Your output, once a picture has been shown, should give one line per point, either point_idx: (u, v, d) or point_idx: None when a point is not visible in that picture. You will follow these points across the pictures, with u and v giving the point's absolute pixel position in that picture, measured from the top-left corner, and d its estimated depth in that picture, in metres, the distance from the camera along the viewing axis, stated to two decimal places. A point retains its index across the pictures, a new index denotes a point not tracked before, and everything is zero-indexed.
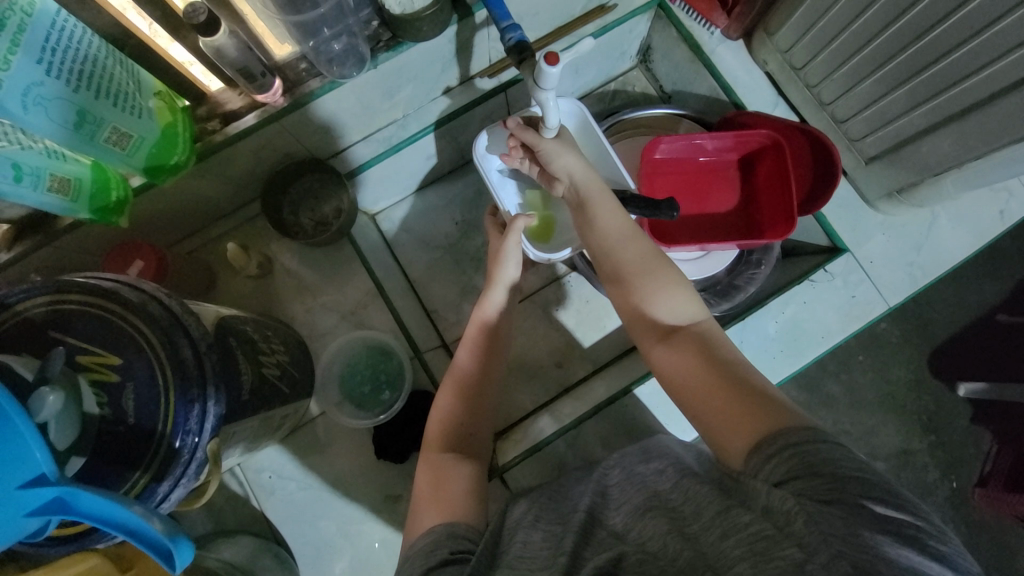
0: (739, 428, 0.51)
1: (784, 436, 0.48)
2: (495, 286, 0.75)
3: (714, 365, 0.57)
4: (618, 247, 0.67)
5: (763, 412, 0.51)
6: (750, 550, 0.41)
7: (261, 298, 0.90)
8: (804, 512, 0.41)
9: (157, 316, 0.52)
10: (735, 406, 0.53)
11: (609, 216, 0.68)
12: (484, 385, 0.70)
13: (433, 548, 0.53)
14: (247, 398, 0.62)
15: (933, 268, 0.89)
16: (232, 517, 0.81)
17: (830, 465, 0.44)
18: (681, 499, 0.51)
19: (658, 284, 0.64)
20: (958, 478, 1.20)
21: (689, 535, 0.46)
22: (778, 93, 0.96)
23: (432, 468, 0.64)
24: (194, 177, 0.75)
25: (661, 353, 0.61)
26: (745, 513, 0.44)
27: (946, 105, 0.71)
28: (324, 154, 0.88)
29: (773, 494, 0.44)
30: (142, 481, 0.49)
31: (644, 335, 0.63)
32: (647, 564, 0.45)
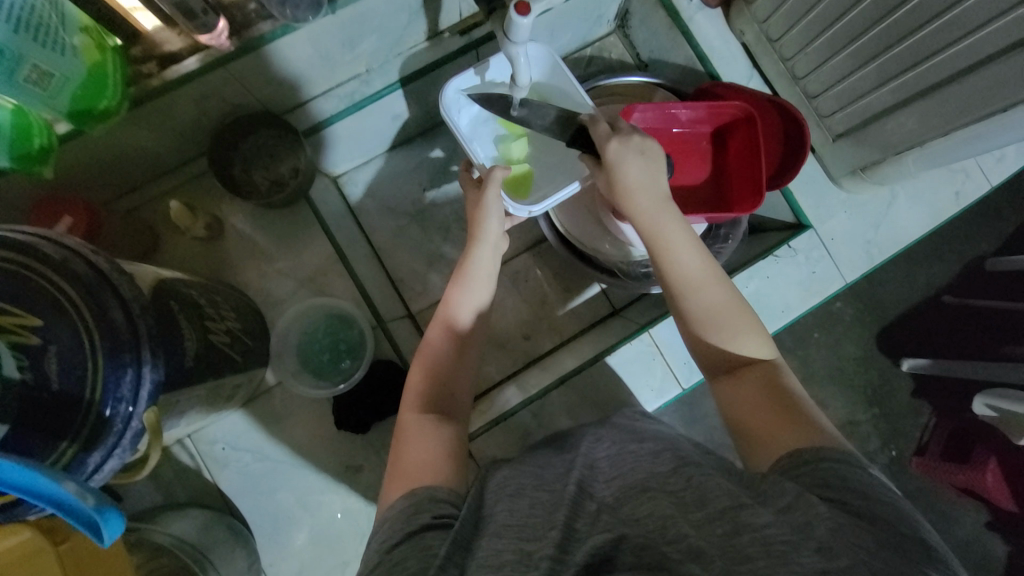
0: (780, 445, 0.54)
1: (822, 454, 0.50)
2: (480, 243, 0.73)
3: (780, 401, 0.58)
4: (698, 283, 0.63)
5: (807, 432, 0.54)
6: (768, 552, 0.40)
7: (210, 261, 0.84)
8: (827, 522, 0.43)
9: (81, 274, 0.47)
10: (783, 428, 0.55)
11: (690, 253, 0.64)
12: (463, 358, 0.69)
13: (414, 511, 0.52)
14: (191, 365, 0.59)
15: (889, 246, 0.92)
16: (183, 490, 0.78)
17: (846, 484, 0.47)
18: (680, 482, 0.50)
19: (728, 316, 0.63)
20: (897, 446, 1.28)
21: (691, 521, 0.45)
22: (753, 66, 0.95)
23: (414, 432, 0.62)
24: (129, 125, 0.69)
25: (723, 385, 0.62)
26: (758, 514, 0.44)
27: (915, 81, 0.72)
28: (279, 108, 0.81)
29: (800, 500, 0.45)
30: (69, 451, 0.46)
31: (704, 360, 0.64)
32: (649, 550, 0.43)
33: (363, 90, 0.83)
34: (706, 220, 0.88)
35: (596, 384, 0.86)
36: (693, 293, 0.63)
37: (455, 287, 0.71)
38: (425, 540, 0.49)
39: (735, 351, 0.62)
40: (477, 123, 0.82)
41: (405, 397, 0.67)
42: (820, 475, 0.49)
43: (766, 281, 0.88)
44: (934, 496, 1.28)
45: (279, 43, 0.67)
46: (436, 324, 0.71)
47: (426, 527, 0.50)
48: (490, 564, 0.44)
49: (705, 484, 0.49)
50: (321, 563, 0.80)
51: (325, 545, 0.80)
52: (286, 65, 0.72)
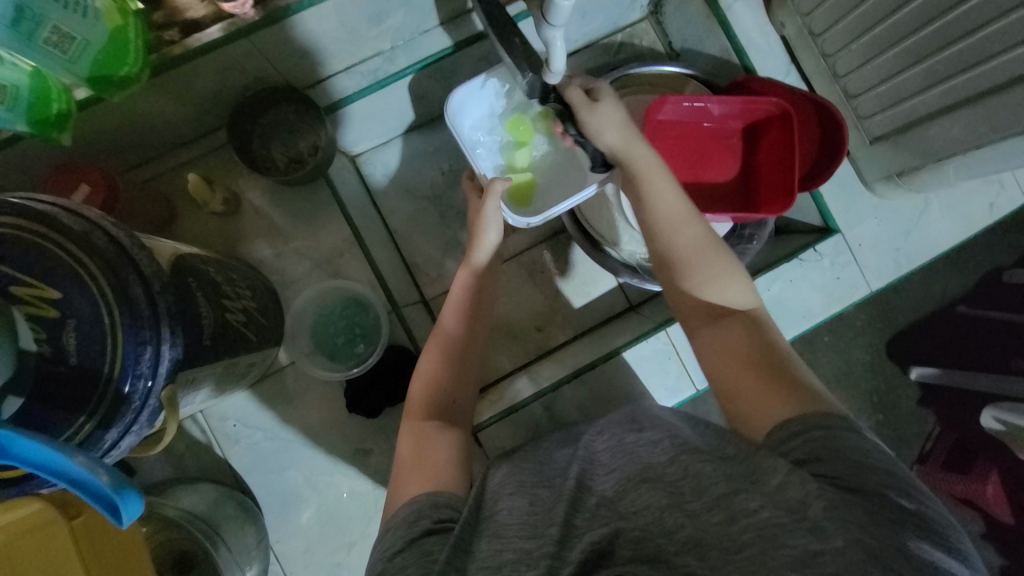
0: (770, 408, 0.52)
1: (814, 421, 0.48)
2: (478, 250, 0.73)
3: (758, 349, 0.56)
4: (674, 228, 0.63)
5: (796, 392, 0.52)
6: (758, 535, 0.40)
7: (225, 237, 0.83)
8: (824, 498, 0.41)
9: (103, 248, 0.46)
10: (769, 387, 0.53)
11: (666, 197, 0.65)
12: (464, 344, 0.69)
13: (416, 517, 0.51)
14: (208, 344, 0.58)
15: (918, 255, 0.89)
16: (195, 464, 0.79)
17: (839, 454, 0.45)
18: (678, 472, 0.48)
19: (715, 269, 0.62)
20: (901, 454, 1.27)
21: (688, 512, 0.44)
22: (791, 61, 0.92)
23: (414, 437, 0.62)
24: (149, 93, 0.67)
25: (707, 340, 0.59)
26: (752, 499, 0.43)
27: (964, 86, 0.69)
28: (301, 83, 0.79)
29: (790, 475, 0.43)
30: (86, 428, 0.45)
31: (687, 319, 0.62)
32: (644, 541, 0.43)
33: (387, 67, 0.81)
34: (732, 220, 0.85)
35: (610, 380, 0.85)
36: (678, 246, 0.63)
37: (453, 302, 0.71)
38: (428, 544, 0.49)
39: (720, 304, 0.60)
40: (479, 134, 0.86)
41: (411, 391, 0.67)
42: (810, 447, 0.46)
43: (789, 285, 0.86)
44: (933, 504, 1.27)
45: (302, 15, 0.65)
46: (452, 303, 0.71)
47: (431, 531, 0.50)
48: (490, 565, 0.45)
49: (701, 471, 0.47)
50: (327, 542, 0.81)
51: (332, 524, 0.81)
52: (313, 39, 0.70)
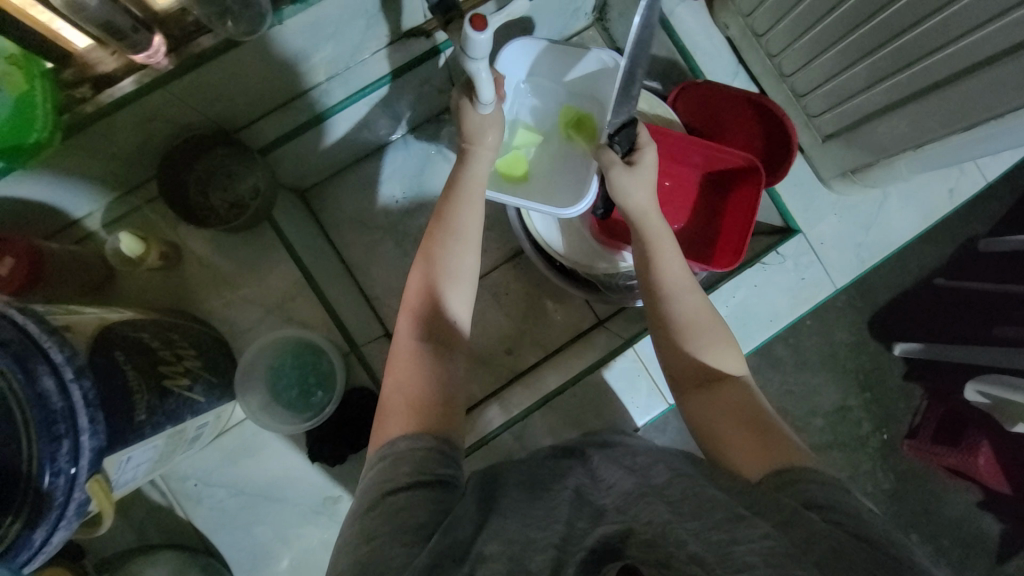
0: (759, 462, 0.52)
1: (808, 474, 0.49)
2: (474, 158, 0.69)
3: (750, 420, 0.56)
4: (676, 295, 0.63)
5: (788, 450, 0.53)
6: (767, 561, 0.37)
7: (171, 291, 0.80)
8: (828, 541, 0.40)
9: (8, 338, 0.44)
10: (757, 443, 0.54)
11: (671, 261, 0.65)
12: (460, 255, 0.64)
13: (419, 463, 0.51)
14: (143, 419, 0.55)
15: (880, 249, 0.88)
16: (158, 528, 0.76)
17: (833, 506, 0.45)
18: (677, 492, 0.46)
19: (711, 336, 0.62)
20: (888, 430, 1.27)
21: (690, 530, 0.41)
22: (738, 62, 0.90)
23: (412, 364, 0.60)
24: (64, 154, 0.63)
25: (698, 403, 0.59)
26: (757, 525, 0.40)
27: (909, 82, 0.68)
28: (234, 125, 0.76)
29: (799, 514, 0.43)
30: (14, 527, 0.43)
31: (679, 380, 0.62)
32: (658, 545, 0.41)
33: (324, 101, 0.78)
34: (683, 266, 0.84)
35: (583, 399, 0.84)
36: (676, 312, 0.63)
37: (445, 215, 0.66)
38: (433, 493, 0.49)
39: (712, 369, 0.61)
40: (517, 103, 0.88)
41: (405, 300, 0.64)
42: (804, 498, 0.47)
43: (754, 290, 0.85)
44: (925, 477, 1.27)
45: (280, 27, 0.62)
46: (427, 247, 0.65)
47: (431, 482, 0.50)
48: (501, 536, 0.43)
49: (700, 493, 0.45)
50: None
51: (309, 575, 0.79)
52: (237, 82, 0.68)
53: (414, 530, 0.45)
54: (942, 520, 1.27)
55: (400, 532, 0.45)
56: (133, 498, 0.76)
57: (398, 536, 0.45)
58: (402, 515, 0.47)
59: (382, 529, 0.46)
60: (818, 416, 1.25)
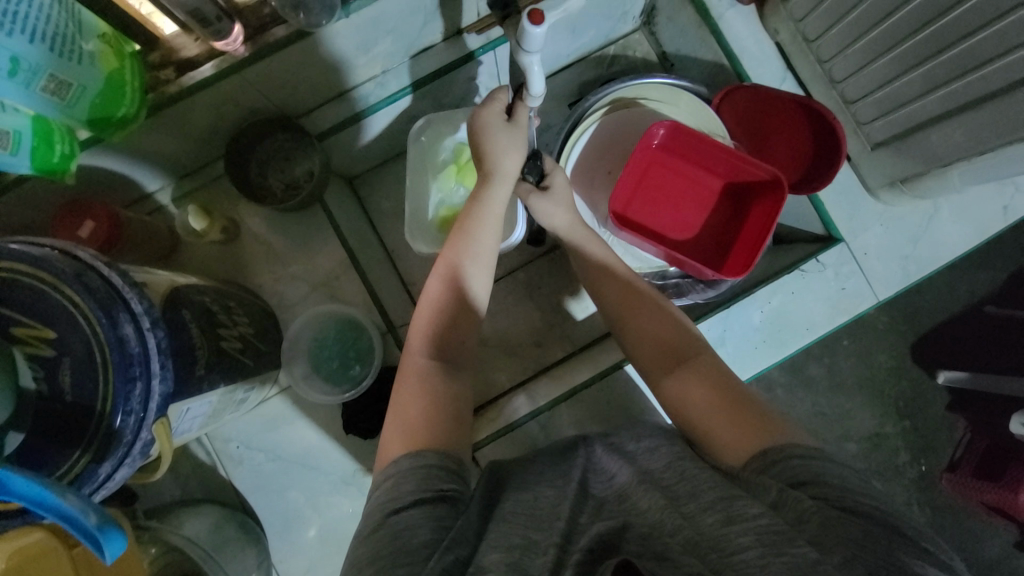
0: (747, 445, 0.52)
1: (793, 450, 0.49)
2: (497, 178, 0.67)
3: (728, 392, 0.57)
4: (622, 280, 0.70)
5: (768, 426, 0.53)
6: (760, 539, 0.40)
7: (226, 263, 0.85)
8: (816, 515, 0.42)
9: (93, 288, 0.48)
10: (738, 419, 0.54)
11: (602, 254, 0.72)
12: (471, 268, 0.66)
13: (424, 480, 0.51)
14: (202, 373, 0.60)
15: (927, 263, 0.86)
16: (200, 485, 0.81)
17: (818, 479, 0.46)
18: (674, 477, 0.50)
19: (669, 320, 0.66)
20: (927, 462, 1.21)
21: (685, 514, 0.45)
22: (787, 67, 0.90)
23: (415, 383, 0.61)
24: (146, 130, 0.69)
25: (671, 385, 0.60)
26: (751, 505, 0.43)
27: (964, 91, 0.67)
28: (294, 112, 0.81)
29: (785, 493, 0.45)
30: (82, 461, 0.47)
31: (655, 367, 0.63)
32: (652, 538, 0.44)
33: (378, 92, 0.82)
34: (686, 267, 0.82)
35: (609, 395, 0.85)
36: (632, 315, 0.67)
37: (458, 236, 0.67)
38: (436, 511, 0.49)
39: (683, 347, 0.63)
40: None
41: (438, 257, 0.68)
42: (790, 476, 0.47)
43: (791, 297, 0.84)
44: (964, 514, 1.20)
45: (332, 25, 0.66)
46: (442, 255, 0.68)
47: (434, 498, 0.50)
48: (501, 544, 0.46)
49: (701, 478, 0.49)
50: (327, 561, 0.82)
51: (335, 543, 0.82)
52: (302, 71, 0.72)
53: (416, 550, 0.45)
54: (979, 559, 1.20)
55: (400, 554, 0.45)
56: (180, 456, 0.81)
57: (400, 556, 0.45)
58: (404, 536, 0.46)
59: (386, 550, 0.46)
60: (852, 440, 1.20)
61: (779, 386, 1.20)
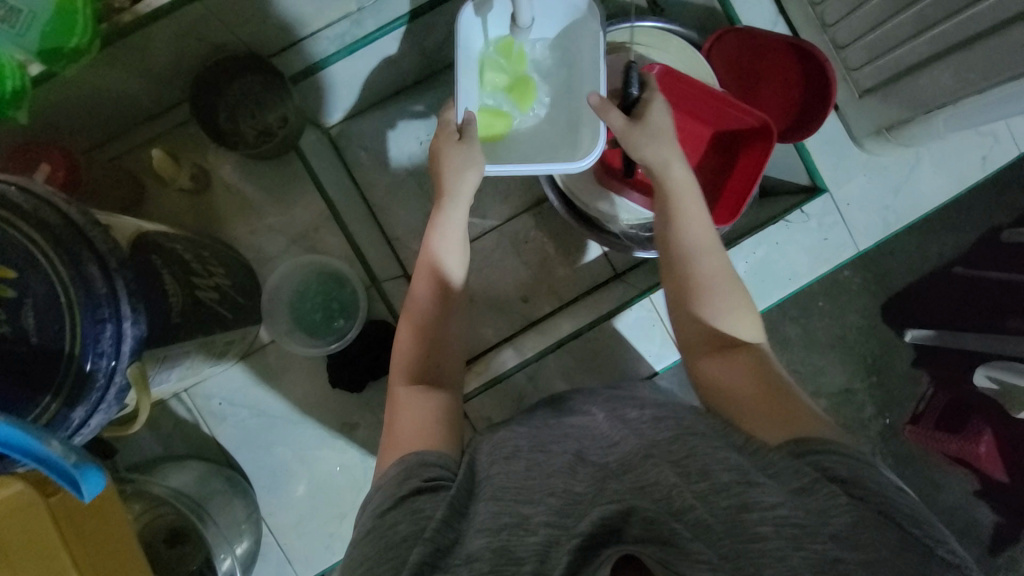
0: (779, 431, 0.51)
1: (830, 445, 0.47)
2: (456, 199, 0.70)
3: (769, 380, 0.57)
4: (696, 258, 0.65)
5: (802, 416, 0.52)
6: (780, 532, 0.39)
7: (197, 215, 0.81)
8: (848, 514, 0.41)
9: (53, 224, 0.45)
10: (777, 408, 0.53)
11: (696, 226, 0.66)
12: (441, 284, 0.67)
13: (403, 477, 0.51)
14: (177, 322, 0.57)
15: (907, 213, 0.87)
16: (183, 443, 0.79)
17: (858, 480, 0.44)
18: (683, 451, 0.49)
19: (731, 299, 0.63)
20: (893, 416, 1.26)
21: (694, 494, 0.43)
22: (779, 12, 0.88)
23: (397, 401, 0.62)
24: (101, 65, 0.63)
25: (709, 367, 0.60)
26: (768, 495, 0.42)
27: (954, 32, 0.66)
28: (265, 50, 0.75)
29: (819, 483, 0.43)
30: (53, 406, 0.45)
31: (696, 346, 0.63)
32: (657, 523, 0.41)
33: (354, 31, 0.76)
34: None
35: (597, 348, 0.86)
36: (699, 276, 0.64)
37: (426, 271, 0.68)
38: (418, 503, 0.49)
39: (732, 335, 0.62)
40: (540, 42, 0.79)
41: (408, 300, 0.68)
42: (825, 468, 0.45)
43: (776, 247, 0.85)
44: (924, 463, 1.27)
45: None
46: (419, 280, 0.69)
47: (417, 492, 0.50)
48: (488, 529, 0.44)
49: (709, 454, 0.48)
50: (318, 514, 0.82)
51: (324, 497, 0.82)
52: (274, 3, 0.67)
53: (401, 542, 0.45)
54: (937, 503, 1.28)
55: (388, 547, 0.45)
56: (160, 414, 0.79)
57: (387, 553, 0.45)
58: (390, 534, 0.46)
59: (376, 546, 0.46)
60: (824, 396, 1.25)
61: None
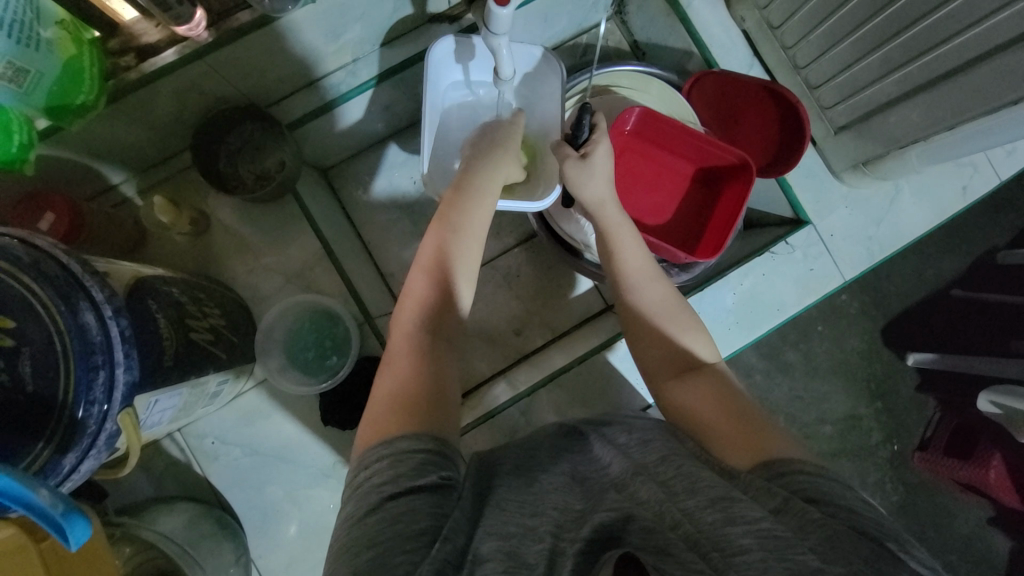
0: (748, 455, 0.51)
1: (796, 466, 0.48)
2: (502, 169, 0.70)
3: (725, 403, 0.57)
4: (637, 287, 0.67)
5: (767, 440, 0.52)
6: (762, 545, 0.39)
7: (197, 256, 0.84)
8: (822, 530, 0.40)
9: (51, 275, 0.47)
10: (742, 430, 0.54)
11: (632, 254, 0.69)
12: (467, 251, 0.64)
13: (418, 469, 0.48)
14: (171, 365, 0.59)
15: (890, 243, 0.89)
16: (175, 483, 0.79)
17: (827, 498, 0.45)
18: (670, 470, 0.49)
19: (679, 324, 0.65)
20: (899, 442, 1.25)
21: (684, 509, 0.44)
22: (754, 55, 0.92)
23: (412, 360, 0.58)
24: (106, 119, 0.67)
25: (672, 390, 0.61)
26: (752, 509, 0.42)
27: (920, 73, 0.69)
28: (263, 100, 0.79)
29: (790, 502, 0.44)
30: (44, 453, 0.45)
31: (655, 373, 0.64)
32: (655, 533, 0.44)
33: (349, 81, 0.81)
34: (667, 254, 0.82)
35: (589, 380, 0.88)
36: (640, 304, 0.66)
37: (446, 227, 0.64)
38: (435, 497, 0.46)
39: (689, 358, 0.63)
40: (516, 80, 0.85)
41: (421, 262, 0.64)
42: (796, 490, 0.46)
43: (762, 278, 0.86)
44: (934, 491, 1.24)
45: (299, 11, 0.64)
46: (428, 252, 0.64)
47: (432, 486, 0.47)
48: (498, 531, 0.45)
49: (694, 473, 0.48)
50: (310, 555, 0.81)
51: (316, 537, 0.81)
52: (272, 60, 0.71)
53: (416, 536, 0.42)
54: (951, 534, 1.24)
55: (403, 539, 0.42)
56: (153, 454, 0.79)
57: (401, 541, 0.42)
58: (404, 521, 0.43)
59: (384, 534, 0.42)
60: (827, 423, 1.23)
61: (757, 374, 1.22)
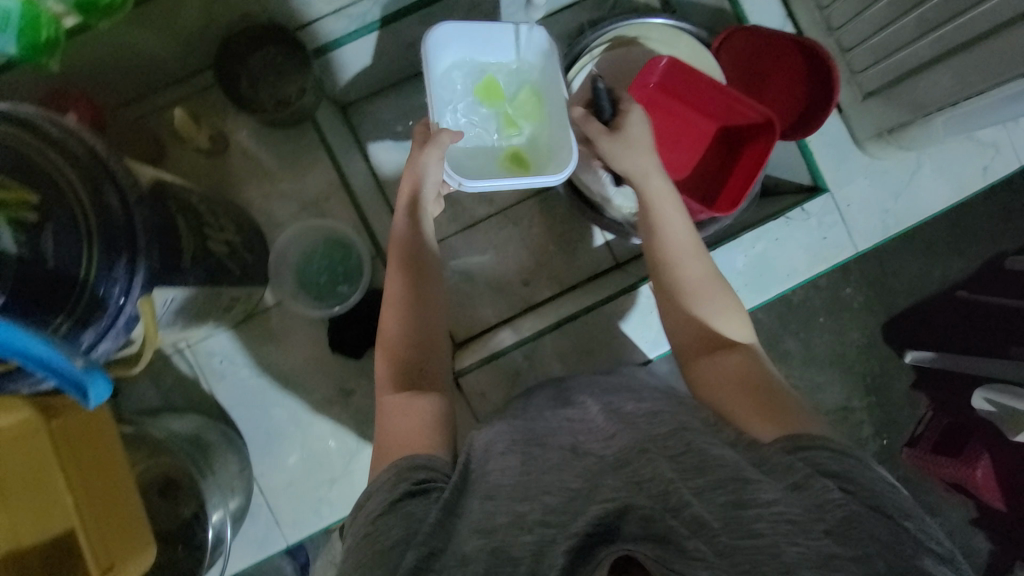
0: (772, 427, 0.51)
1: (823, 442, 0.47)
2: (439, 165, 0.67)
3: (756, 383, 0.57)
4: (677, 261, 0.66)
5: (794, 417, 0.52)
6: (775, 529, 0.40)
7: (212, 175, 0.84)
8: (842, 510, 0.41)
9: (78, 154, 0.47)
10: (768, 407, 0.54)
11: (676, 225, 0.67)
12: (422, 290, 0.66)
13: (395, 482, 0.50)
14: (188, 267, 0.60)
15: (907, 216, 0.88)
16: (182, 396, 0.81)
17: (843, 474, 0.44)
18: (675, 430, 0.50)
19: (716, 299, 0.65)
20: (889, 437, 1.26)
21: (690, 490, 0.43)
22: (787, 15, 0.91)
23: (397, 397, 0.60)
24: (131, 23, 0.68)
25: (703, 372, 0.61)
26: (767, 490, 0.42)
27: (954, 35, 0.69)
28: (291, 22, 0.78)
29: (812, 479, 0.43)
30: (63, 328, 0.46)
31: (686, 349, 0.64)
32: (655, 519, 0.42)
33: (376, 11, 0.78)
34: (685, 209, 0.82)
35: (594, 331, 0.88)
36: (679, 279, 0.65)
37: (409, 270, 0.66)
38: (411, 507, 0.48)
39: (720, 336, 0.62)
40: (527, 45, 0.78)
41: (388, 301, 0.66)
42: (817, 465, 0.46)
43: (775, 243, 0.86)
44: (919, 482, 1.26)
45: None
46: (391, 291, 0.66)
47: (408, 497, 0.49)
48: (482, 531, 0.45)
49: (706, 451, 0.46)
50: (310, 479, 0.82)
51: (315, 462, 0.82)
52: None
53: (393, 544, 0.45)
54: None
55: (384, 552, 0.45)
56: (162, 369, 0.80)
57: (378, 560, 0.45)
58: (388, 534, 0.46)
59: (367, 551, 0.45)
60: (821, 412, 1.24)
61: None
